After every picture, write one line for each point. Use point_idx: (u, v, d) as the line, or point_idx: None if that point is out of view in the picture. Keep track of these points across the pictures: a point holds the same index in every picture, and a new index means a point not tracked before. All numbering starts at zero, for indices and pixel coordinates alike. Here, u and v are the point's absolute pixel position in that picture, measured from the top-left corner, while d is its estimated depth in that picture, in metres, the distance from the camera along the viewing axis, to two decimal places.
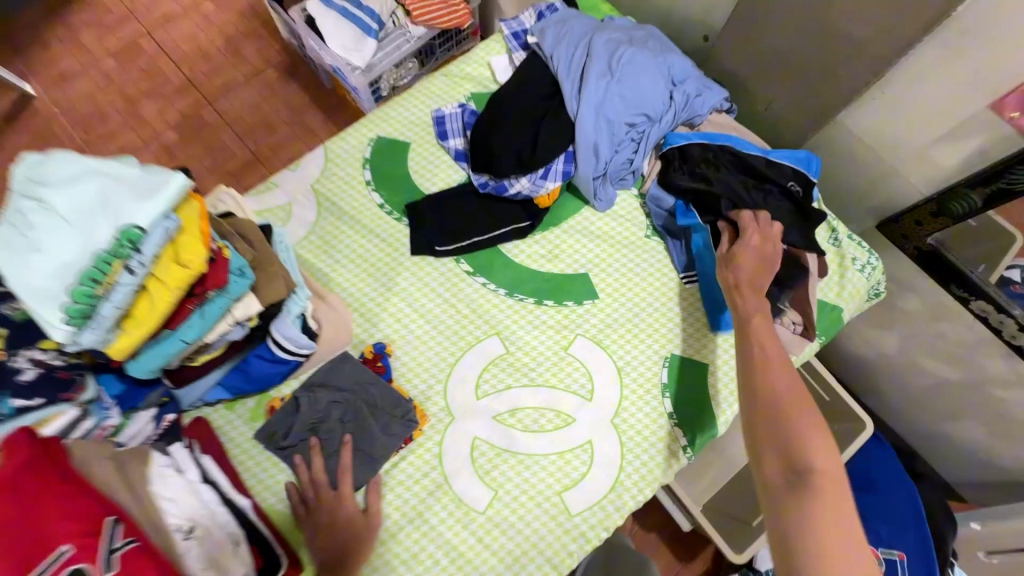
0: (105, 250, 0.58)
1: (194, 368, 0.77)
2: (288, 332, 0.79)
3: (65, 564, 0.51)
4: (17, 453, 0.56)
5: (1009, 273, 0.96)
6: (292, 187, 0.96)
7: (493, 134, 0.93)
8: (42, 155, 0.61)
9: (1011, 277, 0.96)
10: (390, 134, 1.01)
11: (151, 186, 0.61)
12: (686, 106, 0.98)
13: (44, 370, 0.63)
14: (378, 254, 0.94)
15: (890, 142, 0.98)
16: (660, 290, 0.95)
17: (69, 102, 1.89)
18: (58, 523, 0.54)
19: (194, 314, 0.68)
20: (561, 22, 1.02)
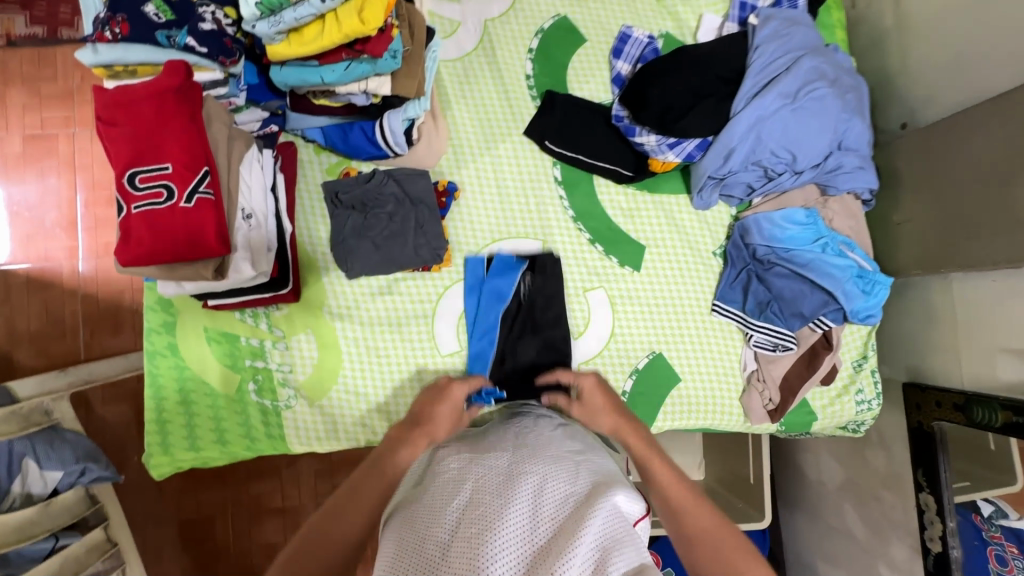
0: None
1: (315, 104, 0.88)
2: (394, 127, 0.89)
3: (162, 176, 0.69)
4: (174, 77, 0.69)
5: (983, 503, 1.00)
6: (469, 10, 1.00)
7: (657, 81, 0.94)
8: None
9: (982, 507, 1.00)
10: (576, 21, 1.03)
11: None
12: (831, 172, 0.98)
13: (217, 29, 0.72)
14: (498, 115, 0.99)
15: (974, 325, 0.99)
16: (690, 301, 1.01)
17: None
18: (171, 146, 0.69)
19: (342, 63, 0.77)
20: (789, 22, 0.98)
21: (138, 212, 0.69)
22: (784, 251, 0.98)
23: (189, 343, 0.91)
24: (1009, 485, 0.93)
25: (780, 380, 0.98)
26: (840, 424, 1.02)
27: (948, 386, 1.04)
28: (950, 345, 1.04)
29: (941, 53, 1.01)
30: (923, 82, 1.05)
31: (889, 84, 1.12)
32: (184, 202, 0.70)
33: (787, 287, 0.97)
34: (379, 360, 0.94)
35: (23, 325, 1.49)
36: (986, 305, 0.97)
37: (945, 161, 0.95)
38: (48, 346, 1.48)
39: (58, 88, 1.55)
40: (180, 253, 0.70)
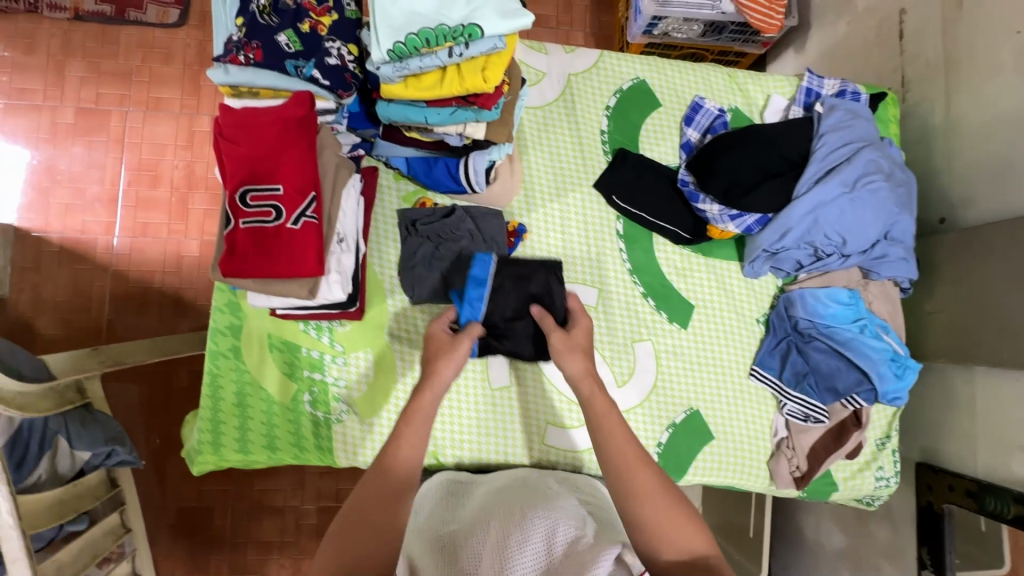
0: (448, 28, 0.70)
1: (405, 136, 0.93)
2: (478, 166, 0.93)
3: (275, 196, 0.73)
4: (301, 107, 0.73)
5: None
6: (555, 63, 1.06)
7: (727, 154, 1.00)
8: None
9: None
10: (653, 86, 1.08)
11: (511, 9, 0.70)
12: (876, 258, 1.04)
13: (341, 64, 0.76)
14: (572, 165, 1.04)
15: (993, 417, 1.05)
16: (730, 363, 1.06)
17: None
18: (289, 170, 0.73)
19: (448, 108, 0.82)
20: (851, 114, 1.05)
21: (245, 227, 0.73)
22: (824, 326, 1.04)
23: (252, 348, 0.94)
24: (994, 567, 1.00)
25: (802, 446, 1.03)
26: (857, 497, 1.06)
27: (961, 471, 1.10)
28: (967, 433, 1.09)
29: (987, 160, 1.07)
30: (966, 182, 1.11)
31: (932, 179, 1.19)
32: (291, 224, 0.73)
33: (823, 362, 1.02)
34: (431, 385, 0.97)
35: (51, 294, 1.49)
36: (1005, 401, 1.02)
37: (983, 262, 1.02)
38: (72, 317, 1.49)
39: (119, 67, 1.58)
40: (280, 271, 0.73)
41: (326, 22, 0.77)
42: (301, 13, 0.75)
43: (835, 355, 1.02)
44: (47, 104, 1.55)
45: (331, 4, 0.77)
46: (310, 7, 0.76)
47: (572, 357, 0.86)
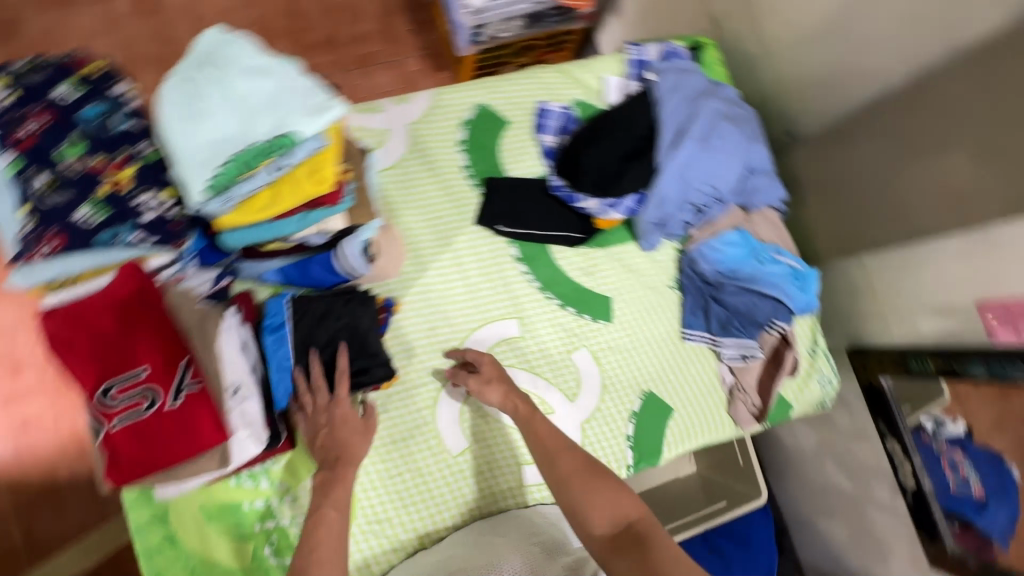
0: (262, 145, 0.65)
1: (265, 249, 0.88)
2: (352, 252, 0.88)
3: (142, 381, 0.65)
4: (130, 279, 0.67)
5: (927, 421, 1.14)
6: (391, 117, 1.03)
7: (585, 149, 1.03)
8: (226, 30, 0.67)
9: (926, 426, 1.15)
10: (494, 106, 1.08)
11: (317, 102, 0.67)
12: (748, 194, 1.10)
13: (159, 215, 0.74)
14: (447, 210, 1.02)
15: (893, 292, 1.14)
16: (663, 336, 1.09)
17: None
18: (146, 348, 0.66)
19: (297, 216, 0.76)
20: (680, 72, 1.10)
21: (119, 427, 0.65)
22: (728, 271, 1.10)
23: (186, 528, 0.85)
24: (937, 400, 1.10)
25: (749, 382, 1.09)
26: (813, 406, 1.14)
27: (884, 345, 1.20)
28: (879, 312, 1.19)
29: (806, 72, 1.15)
30: (796, 95, 1.20)
31: (770, 102, 1.26)
32: (171, 402, 0.66)
33: (740, 301, 1.08)
34: (393, 481, 0.93)
35: None
36: (898, 275, 1.11)
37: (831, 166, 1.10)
38: None
39: None
40: (179, 455, 0.66)
41: (124, 177, 0.73)
42: (93, 178, 0.72)
43: (746, 292, 1.08)
44: None
45: (122, 156, 0.74)
46: (100, 168, 0.72)
47: (490, 391, 0.90)
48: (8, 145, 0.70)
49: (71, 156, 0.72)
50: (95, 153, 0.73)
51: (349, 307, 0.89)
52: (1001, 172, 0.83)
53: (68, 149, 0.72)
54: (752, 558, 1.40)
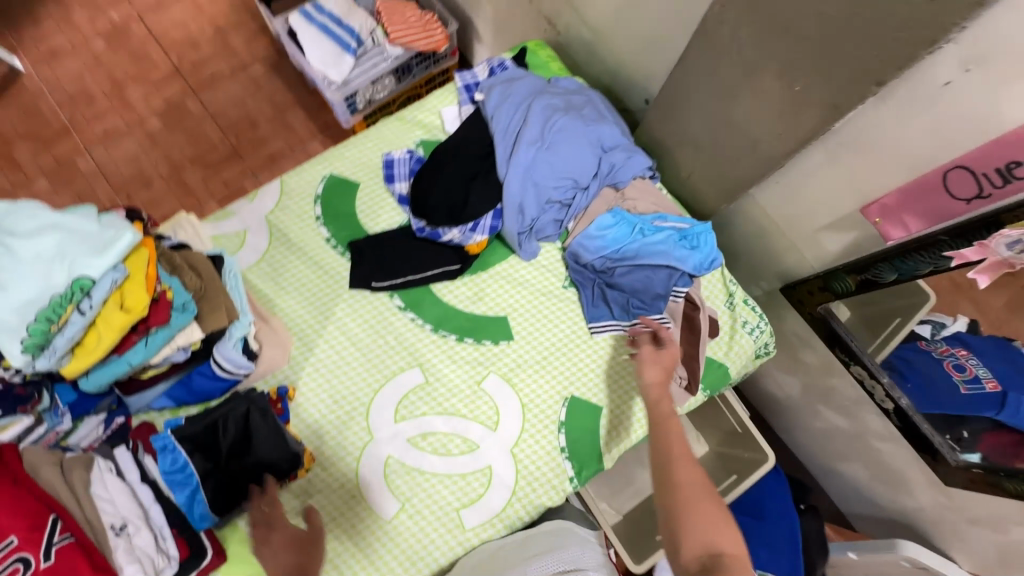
0: (61, 295, 0.69)
1: (145, 378, 0.89)
2: (228, 354, 0.91)
3: (11, 552, 0.66)
4: None
5: (921, 328, 1.13)
6: (246, 215, 1.07)
7: (430, 186, 1.06)
8: (10, 204, 0.73)
9: (922, 333, 1.14)
10: (343, 173, 1.11)
11: (104, 241, 0.72)
12: (609, 173, 1.09)
13: (6, 385, 0.76)
14: (321, 285, 1.05)
15: (792, 220, 1.08)
16: (570, 336, 1.07)
17: (59, 80, 2.02)
18: (7, 518, 0.68)
19: (139, 343, 0.80)
20: (508, 82, 1.12)
21: None
22: (614, 253, 1.07)
23: None
24: (923, 305, 1.08)
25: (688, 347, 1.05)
26: (749, 360, 1.09)
27: (809, 274, 1.14)
28: (790, 243, 1.13)
29: (629, 41, 1.14)
30: (633, 64, 1.19)
31: (618, 77, 1.25)
32: (44, 563, 0.67)
33: (634, 279, 1.06)
34: (332, 568, 0.91)
35: None
36: (788, 201, 1.06)
37: (679, 120, 1.08)
38: None
39: None
40: None
41: None
42: None
43: (638, 268, 1.06)
44: None
45: None
46: None
47: (651, 369, 0.85)
48: None
49: None
50: None
51: (230, 418, 0.90)
52: (805, 76, 0.80)
53: None
54: (772, 528, 1.27)
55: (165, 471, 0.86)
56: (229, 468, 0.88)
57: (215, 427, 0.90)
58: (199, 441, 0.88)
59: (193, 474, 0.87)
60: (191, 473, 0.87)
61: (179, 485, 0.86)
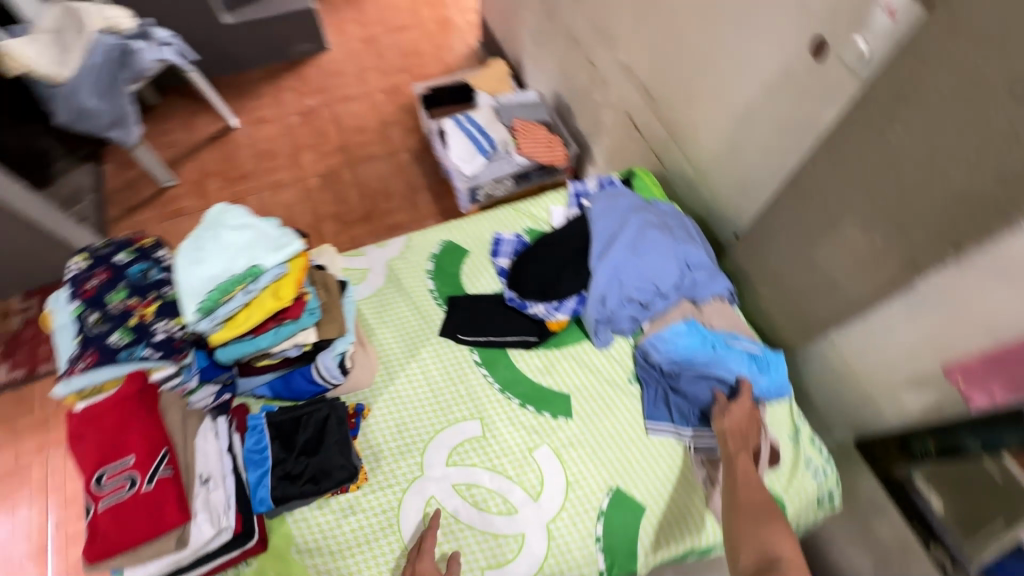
0: (238, 276, 0.89)
1: (258, 366, 1.04)
2: (328, 363, 1.05)
3: (129, 467, 0.81)
4: (131, 382, 0.86)
5: None
6: (373, 258, 1.28)
7: (528, 265, 1.22)
8: (227, 206, 0.98)
9: None
10: (458, 241, 1.31)
11: (280, 244, 0.93)
12: (690, 287, 1.19)
13: (169, 336, 0.92)
14: (416, 327, 1.20)
15: (868, 370, 1.09)
16: (627, 429, 1.10)
17: (256, 138, 2.56)
18: (135, 439, 0.83)
19: (271, 331, 0.96)
20: (614, 195, 1.29)
21: (104, 509, 0.79)
22: (684, 360, 1.11)
23: None
24: None
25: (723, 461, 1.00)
26: (806, 501, 1.06)
27: (883, 431, 1.11)
28: (864, 394, 1.12)
29: (727, 182, 1.29)
30: (727, 202, 1.33)
31: (711, 210, 1.39)
32: (147, 485, 0.81)
33: (696, 392, 1.09)
34: None
35: None
36: (864, 350, 1.08)
37: (764, 254, 1.17)
38: None
39: (34, 419, 1.83)
40: (142, 535, 0.78)
41: (151, 310, 0.93)
42: (128, 312, 0.92)
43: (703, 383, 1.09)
44: None
45: (153, 296, 0.95)
46: (135, 306, 0.93)
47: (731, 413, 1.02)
48: (76, 295, 0.94)
49: (117, 299, 0.93)
50: (133, 295, 0.94)
51: (312, 418, 1.02)
52: (885, 230, 0.89)
53: (115, 294, 0.94)
54: None
55: (250, 448, 0.98)
56: (297, 463, 0.98)
57: (300, 421, 1.02)
58: (282, 431, 1.01)
59: (269, 459, 0.98)
60: (267, 458, 0.98)
61: (255, 465, 0.97)
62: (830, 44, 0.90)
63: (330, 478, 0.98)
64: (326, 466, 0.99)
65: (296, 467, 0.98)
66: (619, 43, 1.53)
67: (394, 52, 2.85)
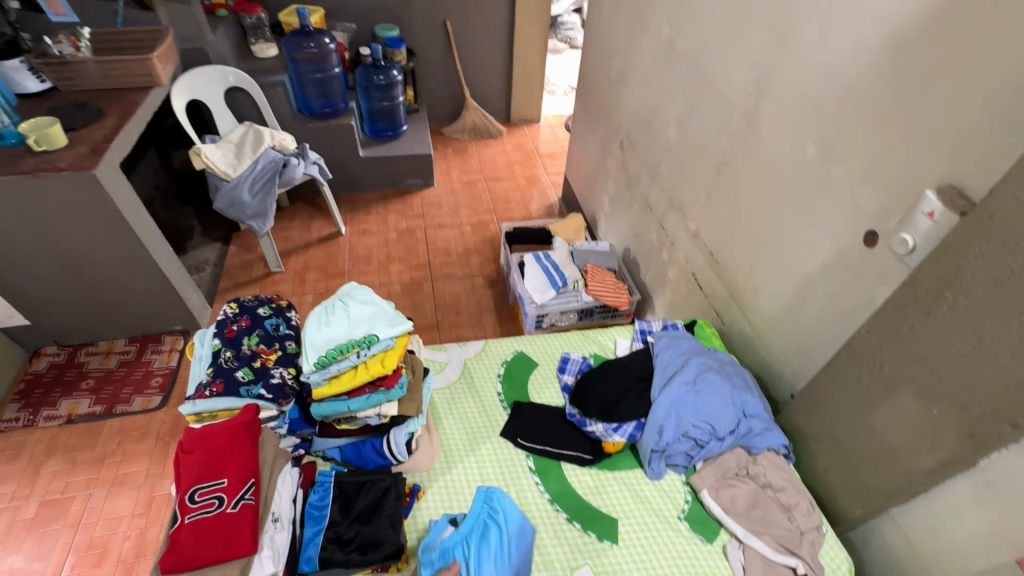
0: (356, 340, 1.11)
1: (337, 428, 1.15)
2: (399, 439, 1.13)
3: (224, 487, 0.91)
4: (246, 412, 1.00)
5: None
6: (453, 354, 1.42)
7: (592, 384, 1.31)
8: (358, 286, 1.26)
9: None
10: (529, 354, 1.45)
11: (394, 321, 1.16)
12: (746, 435, 1.23)
13: (281, 381, 1.09)
14: (479, 423, 1.28)
15: (935, 556, 1.04)
16: (673, 569, 1.07)
17: (358, 244, 2.95)
18: (234, 463, 0.94)
19: (364, 395, 1.10)
20: (676, 337, 1.41)
21: (189, 522, 0.87)
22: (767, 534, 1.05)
23: None
24: None
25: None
26: None
27: None
28: None
29: (784, 343, 1.40)
30: (784, 362, 1.41)
31: (768, 368, 1.47)
32: (232, 508, 0.89)
33: None
34: None
35: None
36: (929, 532, 1.04)
37: (820, 414, 1.22)
38: None
39: (94, 454, 1.87)
40: (217, 556, 0.84)
41: (272, 357, 1.12)
42: (255, 355, 1.11)
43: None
44: (12, 504, 1.74)
45: (277, 346, 1.15)
46: (262, 351, 1.12)
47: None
48: (219, 333, 1.14)
49: (249, 343, 1.13)
50: (263, 342, 1.14)
51: (373, 487, 1.07)
52: (941, 402, 0.96)
53: (249, 338, 1.14)
54: None
55: (314, 504, 1.04)
56: (349, 530, 1.01)
57: (363, 486, 1.07)
58: (344, 495, 1.06)
59: (326, 520, 1.02)
60: (325, 518, 1.03)
61: (313, 523, 1.02)
62: (881, 237, 1.07)
63: (374, 551, 0.98)
64: (373, 537, 1.00)
65: (348, 533, 1.01)
66: (689, 213, 1.79)
67: (487, 195, 3.34)
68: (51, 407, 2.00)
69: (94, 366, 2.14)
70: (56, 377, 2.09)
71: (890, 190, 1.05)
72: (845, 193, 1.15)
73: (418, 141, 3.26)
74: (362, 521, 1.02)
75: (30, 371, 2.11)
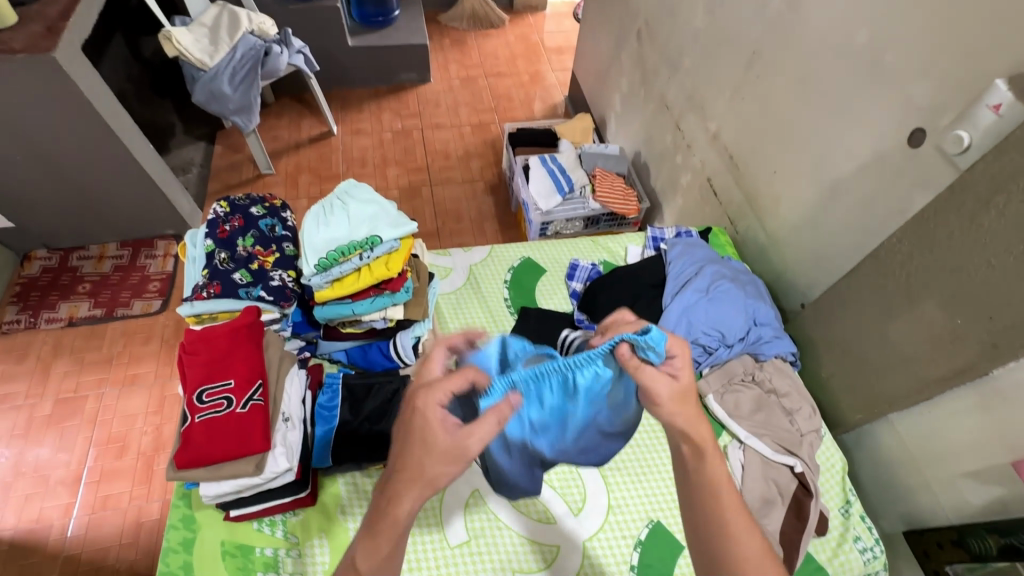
0: (357, 241, 1.05)
1: (342, 332, 1.14)
2: (405, 342, 1.12)
3: (232, 386, 0.90)
4: (247, 315, 0.97)
5: None
6: (458, 260, 1.37)
7: (603, 291, 1.27)
8: (355, 184, 1.18)
9: None
10: (536, 260, 1.39)
11: (398, 222, 1.10)
12: (755, 342, 1.22)
13: (282, 284, 1.05)
14: (486, 328, 1.26)
15: (927, 456, 1.07)
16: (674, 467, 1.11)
17: (351, 145, 2.78)
18: (239, 365, 0.92)
19: (369, 298, 1.08)
20: (690, 244, 1.35)
21: (200, 420, 0.87)
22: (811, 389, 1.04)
23: (205, 563, 0.90)
24: None
25: (684, 426, 0.72)
26: None
27: (939, 525, 1.07)
28: (920, 482, 1.10)
29: (801, 251, 1.35)
30: (799, 271, 1.37)
31: (781, 278, 1.43)
32: (241, 407, 0.88)
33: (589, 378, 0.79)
34: None
35: None
36: (927, 436, 1.07)
37: (833, 322, 1.20)
38: None
39: (101, 356, 1.88)
40: (230, 452, 0.85)
41: (270, 260, 1.08)
42: (251, 257, 1.06)
43: (619, 346, 0.72)
44: (27, 402, 1.78)
45: (274, 248, 1.10)
46: (259, 253, 1.07)
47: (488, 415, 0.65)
48: (211, 233, 1.08)
49: (244, 244, 1.08)
50: (259, 244, 1.09)
51: (382, 389, 1.04)
52: (967, 311, 0.93)
53: (244, 239, 1.08)
54: None
55: (323, 404, 1.02)
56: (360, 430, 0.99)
57: (371, 389, 1.05)
58: (353, 396, 1.04)
59: (336, 419, 1.01)
60: (335, 418, 1.01)
61: (324, 422, 1.00)
62: (929, 136, 0.98)
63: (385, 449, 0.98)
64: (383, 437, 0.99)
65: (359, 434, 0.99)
66: (710, 112, 1.65)
67: (487, 93, 3.09)
68: (51, 311, 1.97)
69: (88, 271, 2.08)
70: (51, 280, 2.05)
71: (950, 82, 0.93)
72: (895, 86, 1.03)
73: (412, 28, 2.94)
74: (373, 422, 1.00)
75: (23, 274, 2.06)
